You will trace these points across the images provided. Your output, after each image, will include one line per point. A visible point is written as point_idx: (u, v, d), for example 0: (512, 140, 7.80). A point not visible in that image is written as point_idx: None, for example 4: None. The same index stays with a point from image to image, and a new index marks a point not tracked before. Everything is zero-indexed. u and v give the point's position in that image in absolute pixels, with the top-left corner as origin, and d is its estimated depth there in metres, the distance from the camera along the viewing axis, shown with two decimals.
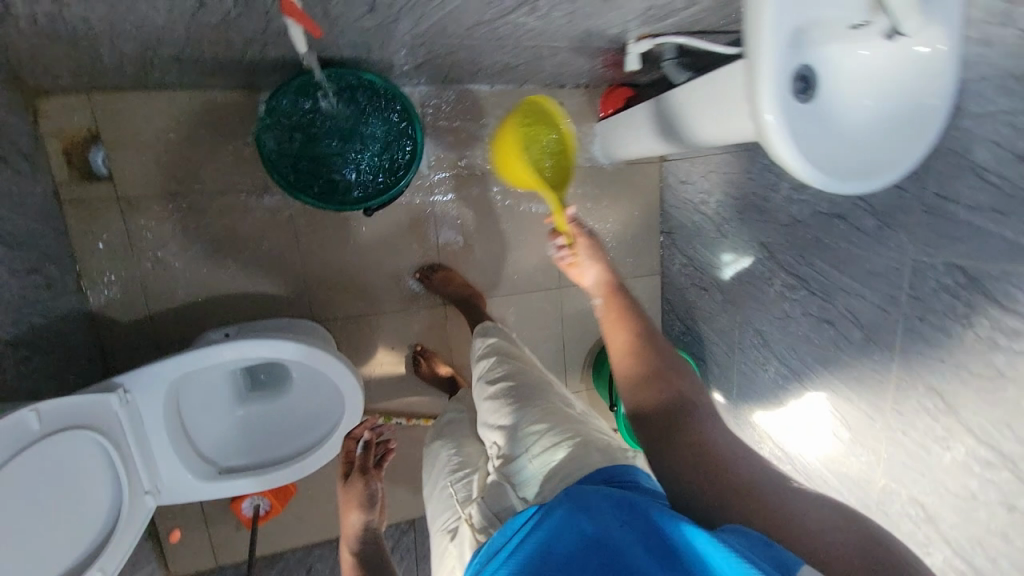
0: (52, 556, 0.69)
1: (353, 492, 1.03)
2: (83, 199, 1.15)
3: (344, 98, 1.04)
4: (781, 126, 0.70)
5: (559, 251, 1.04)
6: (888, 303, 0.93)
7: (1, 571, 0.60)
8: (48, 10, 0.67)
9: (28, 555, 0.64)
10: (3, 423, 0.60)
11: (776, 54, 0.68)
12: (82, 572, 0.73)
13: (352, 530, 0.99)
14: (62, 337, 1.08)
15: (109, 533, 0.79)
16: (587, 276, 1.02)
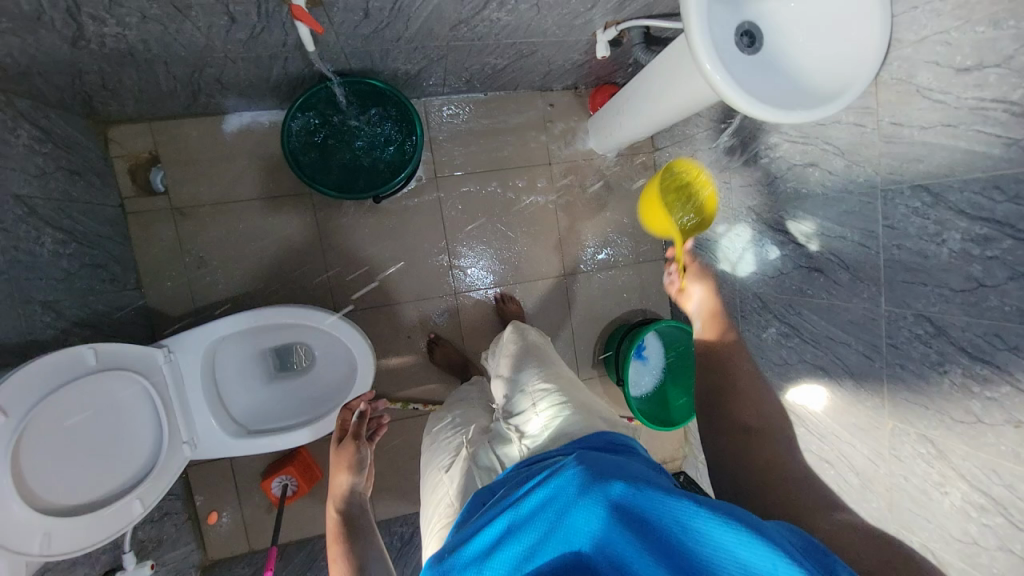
0: (89, 477, 0.83)
1: (345, 452, 0.99)
2: (142, 210, 1.35)
3: (355, 103, 1.21)
4: (724, 74, 0.79)
5: (671, 276, 1.11)
6: (866, 238, 0.95)
7: (39, 477, 0.74)
8: (117, 34, 0.86)
9: (66, 468, 0.79)
10: (52, 355, 0.77)
11: (703, 14, 0.77)
12: (113, 498, 0.86)
13: (340, 490, 0.96)
14: (120, 324, 1.25)
15: (146, 473, 0.93)
16: (693, 302, 1.06)
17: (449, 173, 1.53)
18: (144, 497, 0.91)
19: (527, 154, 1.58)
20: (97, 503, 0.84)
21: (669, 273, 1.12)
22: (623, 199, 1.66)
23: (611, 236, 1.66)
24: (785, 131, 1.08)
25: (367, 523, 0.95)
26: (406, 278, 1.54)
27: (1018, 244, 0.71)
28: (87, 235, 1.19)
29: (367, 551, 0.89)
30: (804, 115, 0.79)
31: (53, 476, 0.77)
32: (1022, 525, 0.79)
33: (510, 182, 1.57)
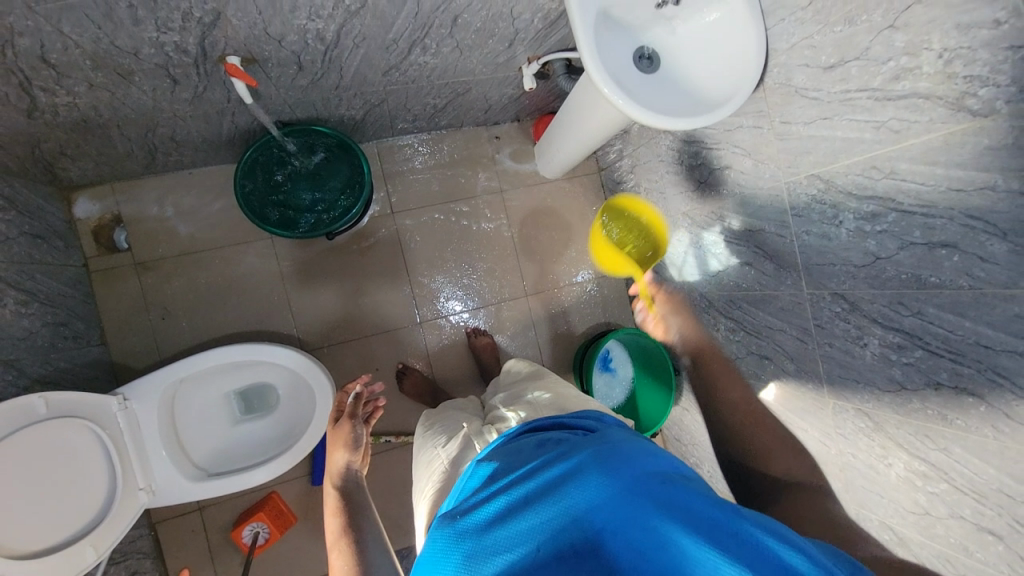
0: (41, 527, 0.82)
1: (341, 431, 0.99)
2: (106, 268, 1.40)
3: (303, 148, 1.29)
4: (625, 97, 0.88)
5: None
6: (781, 228, 1.01)
7: None
8: (68, 102, 0.94)
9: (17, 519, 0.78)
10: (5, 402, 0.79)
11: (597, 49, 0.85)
12: (63, 548, 0.85)
13: (335, 467, 0.96)
14: (83, 380, 1.27)
15: (100, 522, 0.92)
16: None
17: (405, 207, 1.60)
18: (98, 544, 0.90)
19: (479, 184, 1.66)
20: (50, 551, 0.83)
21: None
22: (576, 217, 1.74)
23: (568, 254, 1.73)
24: (700, 139, 1.17)
25: (364, 499, 0.94)
26: (371, 312, 1.58)
27: (900, 215, 0.77)
28: (51, 294, 1.22)
29: (364, 524, 0.89)
30: (700, 120, 0.89)
31: (9, 523, 0.77)
32: (963, 486, 0.81)
33: (465, 211, 1.65)
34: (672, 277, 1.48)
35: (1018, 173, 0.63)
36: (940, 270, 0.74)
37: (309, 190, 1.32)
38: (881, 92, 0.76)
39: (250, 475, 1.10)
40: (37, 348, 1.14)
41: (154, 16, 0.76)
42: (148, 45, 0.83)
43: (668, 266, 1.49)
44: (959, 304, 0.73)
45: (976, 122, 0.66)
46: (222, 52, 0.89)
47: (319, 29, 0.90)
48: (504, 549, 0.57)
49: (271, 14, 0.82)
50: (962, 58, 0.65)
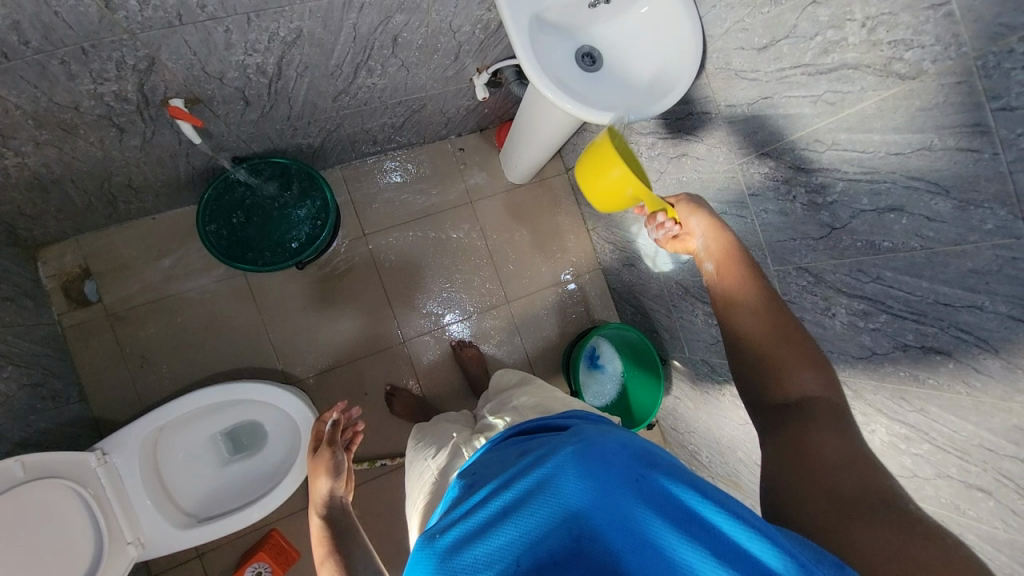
0: None
1: (322, 458, 1.00)
2: (80, 322, 1.39)
3: (264, 181, 1.29)
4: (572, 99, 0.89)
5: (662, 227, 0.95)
6: (741, 209, 1.02)
7: None
8: (15, 162, 0.93)
9: None
10: None
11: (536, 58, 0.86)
12: None
13: (319, 496, 0.97)
14: (65, 438, 1.25)
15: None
16: (697, 236, 0.92)
17: (376, 227, 1.60)
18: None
19: (449, 196, 1.67)
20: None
21: (657, 226, 0.96)
22: (549, 219, 1.75)
23: (544, 256, 1.73)
24: (655, 130, 1.18)
25: (351, 524, 0.94)
26: (353, 337, 1.57)
27: (848, 184, 0.78)
28: (24, 355, 1.21)
29: (350, 549, 0.88)
30: (647, 111, 0.90)
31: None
32: (945, 445, 0.81)
33: (437, 225, 1.65)
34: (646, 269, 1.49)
35: (952, 130, 0.63)
36: (891, 234, 0.75)
37: (274, 222, 1.32)
38: (813, 66, 0.77)
39: (239, 516, 1.08)
40: (14, 412, 1.12)
41: (87, 68, 0.76)
42: (88, 97, 0.82)
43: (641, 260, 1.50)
44: (915, 265, 0.74)
45: (905, 85, 0.67)
46: (164, 95, 0.89)
47: (259, 63, 0.90)
48: (482, 565, 0.56)
49: (207, 53, 0.82)
50: (885, 24, 0.67)
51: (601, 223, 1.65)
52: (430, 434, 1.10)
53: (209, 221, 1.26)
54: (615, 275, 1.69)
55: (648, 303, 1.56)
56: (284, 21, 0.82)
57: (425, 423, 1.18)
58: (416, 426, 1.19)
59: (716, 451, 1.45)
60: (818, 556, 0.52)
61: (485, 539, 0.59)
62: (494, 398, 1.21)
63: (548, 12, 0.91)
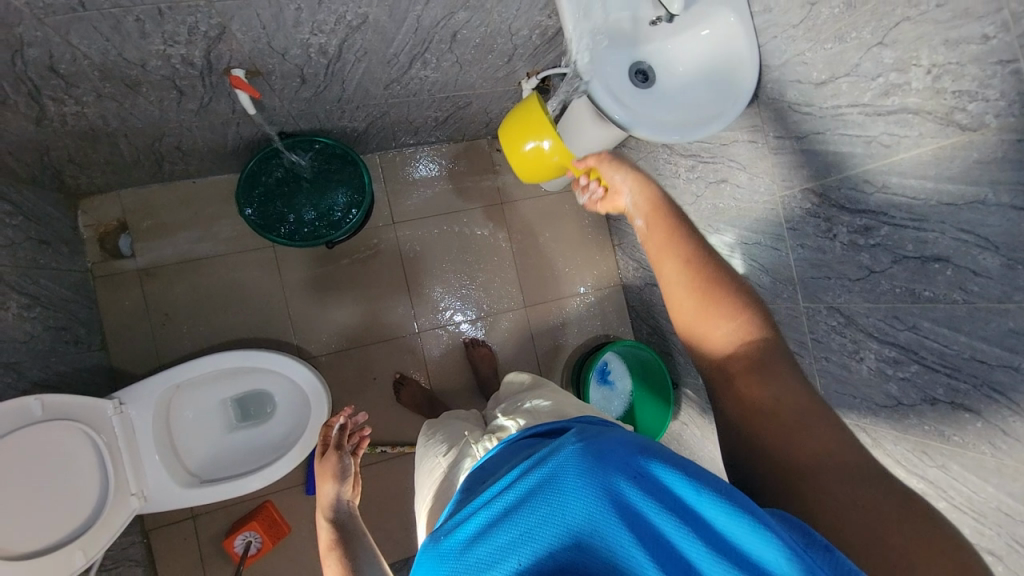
0: (37, 531, 0.82)
1: (330, 463, 1.02)
2: (110, 274, 1.42)
3: (307, 159, 1.32)
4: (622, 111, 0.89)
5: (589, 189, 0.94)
6: (777, 241, 1.01)
7: None
8: (76, 111, 0.97)
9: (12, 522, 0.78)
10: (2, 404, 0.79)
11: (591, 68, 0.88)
12: (59, 551, 0.84)
13: (326, 498, 0.99)
14: (82, 385, 1.28)
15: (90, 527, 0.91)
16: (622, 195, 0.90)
17: (406, 217, 1.62)
18: (88, 548, 0.89)
19: (481, 195, 1.68)
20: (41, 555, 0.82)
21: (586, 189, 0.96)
22: (576, 229, 1.75)
23: (567, 266, 1.73)
24: (698, 153, 1.17)
25: (356, 528, 0.95)
26: (369, 322, 1.58)
27: (893, 229, 0.77)
28: (54, 298, 1.25)
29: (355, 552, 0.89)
30: (696, 131, 0.91)
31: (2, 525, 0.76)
32: (961, 505, 0.79)
33: (465, 222, 1.66)
34: None
35: (1008, 186, 0.63)
36: (933, 284, 0.74)
37: (313, 201, 1.35)
38: (872, 107, 0.77)
39: (243, 482, 1.10)
40: (37, 351, 1.15)
41: (161, 30, 0.79)
42: (156, 57, 0.85)
43: None
44: (954, 318, 0.72)
45: (965, 136, 0.66)
46: (227, 64, 0.92)
47: (322, 44, 0.92)
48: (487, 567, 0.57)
49: (275, 28, 0.85)
50: (951, 73, 0.66)
51: (628, 241, 1.66)
52: (441, 429, 1.10)
53: (250, 192, 1.29)
54: (636, 292, 1.68)
55: (666, 325, 1.55)
56: (352, 6, 0.84)
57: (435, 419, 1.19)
58: (428, 420, 1.19)
59: None
60: (816, 545, 0.52)
61: (490, 538, 0.59)
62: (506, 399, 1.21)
63: (608, 26, 0.92)
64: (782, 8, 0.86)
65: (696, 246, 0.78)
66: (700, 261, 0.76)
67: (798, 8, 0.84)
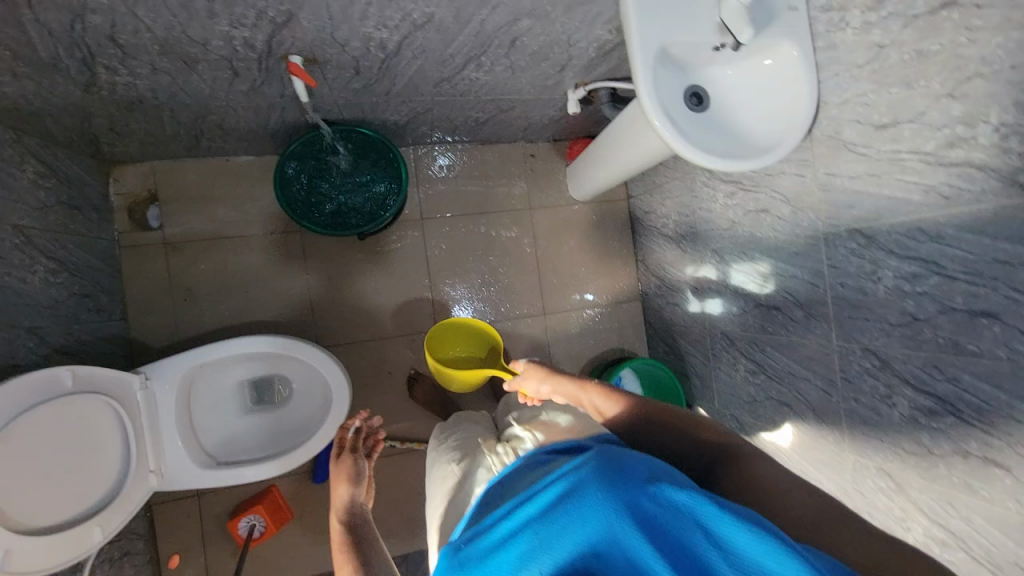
0: (57, 504, 0.81)
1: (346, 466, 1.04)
2: (136, 244, 1.42)
3: (347, 148, 1.31)
4: (677, 133, 0.89)
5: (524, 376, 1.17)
6: (816, 277, 1.01)
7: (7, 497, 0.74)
8: (127, 82, 0.96)
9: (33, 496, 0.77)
10: (32, 373, 0.78)
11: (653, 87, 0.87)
12: (78, 526, 0.84)
13: (340, 501, 0.98)
14: (102, 354, 1.28)
15: (108, 502, 0.90)
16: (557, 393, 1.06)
17: (434, 214, 1.62)
18: (106, 524, 0.88)
19: (509, 199, 1.68)
20: (58, 529, 0.81)
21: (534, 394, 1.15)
22: (601, 241, 1.75)
23: (588, 277, 1.73)
24: (739, 180, 1.17)
25: (369, 531, 0.91)
26: (388, 316, 1.58)
27: (943, 280, 0.77)
28: (80, 265, 1.24)
29: (368, 557, 0.84)
30: (756, 159, 0.90)
31: (21, 495, 0.75)
32: (982, 559, 0.80)
33: (492, 224, 1.66)
34: (689, 311, 1.49)
35: None
36: (979, 339, 0.74)
37: (348, 191, 1.35)
38: (934, 156, 0.77)
39: (258, 466, 1.09)
40: (62, 317, 1.15)
41: (230, 11, 0.78)
42: (218, 38, 0.85)
43: (688, 303, 1.49)
44: (997, 375, 0.73)
45: None
46: (286, 51, 0.91)
47: (383, 39, 0.92)
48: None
49: (340, 20, 0.84)
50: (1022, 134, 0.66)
51: (652, 258, 1.66)
52: (455, 435, 1.09)
53: (287, 178, 1.29)
54: (655, 310, 1.68)
55: (684, 345, 1.55)
56: (420, 5, 0.83)
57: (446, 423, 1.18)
58: (439, 424, 1.19)
59: None
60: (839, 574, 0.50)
61: (507, 549, 0.61)
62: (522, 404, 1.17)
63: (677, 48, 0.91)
64: (847, 47, 0.86)
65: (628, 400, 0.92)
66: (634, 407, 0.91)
67: (865, 49, 0.84)
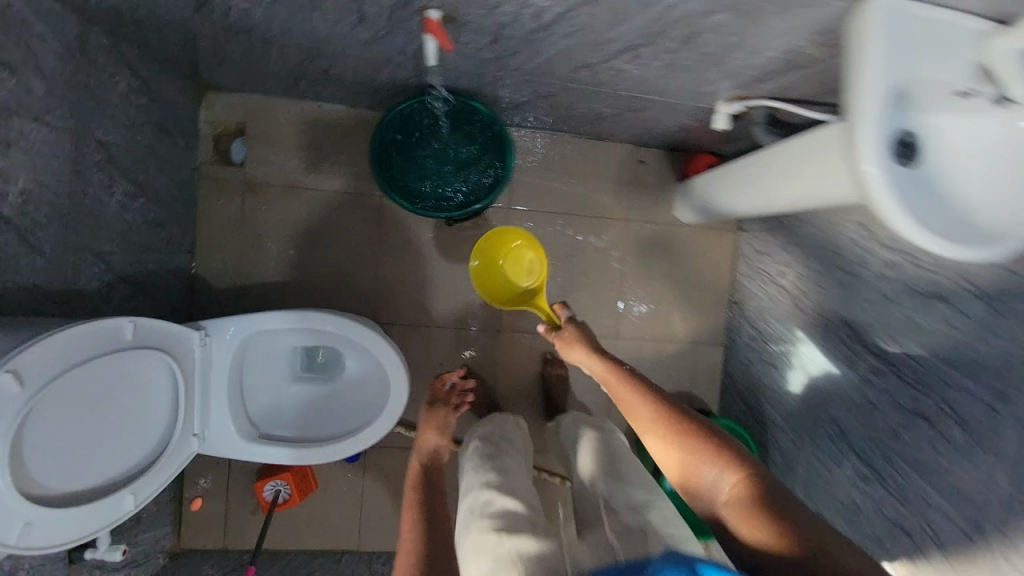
0: (87, 467, 0.76)
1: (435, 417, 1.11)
2: (215, 177, 1.35)
3: (452, 122, 1.19)
4: (886, 185, 0.68)
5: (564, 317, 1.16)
6: (999, 400, 0.80)
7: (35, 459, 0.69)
8: (242, 8, 0.85)
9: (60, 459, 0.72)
10: (78, 328, 0.71)
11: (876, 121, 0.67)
12: (111, 491, 0.78)
13: (426, 445, 1.05)
14: (165, 287, 1.24)
15: (145, 467, 0.85)
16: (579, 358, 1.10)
17: (523, 206, 1.47)
18: (137, 494, 0.82)
19: (607, 206, 1.50)
20: (89, 495, 0.77)
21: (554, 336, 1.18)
22: (696, 271, 1.56)
23: (672, 309, 1.55)
24: (912, 253, 0.95)
25: (440, 483, 0.97)
26: (452, 305, 1.46)
27: None
28: (159, 192, 1.18)
29: (432, 513, 0.88)
30: (989, 251, 0.67)
31: (49, 463, 0.71)
32: None
33: (582, 229, 1.50)
34: (791, 390, 1.29)
35: None
36: None
37: (441, 169, 1.22)
38: None
39: (303, 447, 1.02)
40: (132, 245, 1.09)
41: None
42: None
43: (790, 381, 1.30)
44: None
45: None
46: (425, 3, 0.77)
47: (540, 8, 0.76)
48: None
49: None
50: None
51: (753, 305, 1.46)
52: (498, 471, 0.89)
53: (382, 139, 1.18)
54: (741, 362, 1.50)
55: (769, 412, 1.37)
56: None
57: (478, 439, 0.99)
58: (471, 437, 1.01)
59: None
60: None
61: None
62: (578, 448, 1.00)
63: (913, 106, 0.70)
64: None
65: (674, 417, 0.90)
66: (676, 426, 0.89)
67: None
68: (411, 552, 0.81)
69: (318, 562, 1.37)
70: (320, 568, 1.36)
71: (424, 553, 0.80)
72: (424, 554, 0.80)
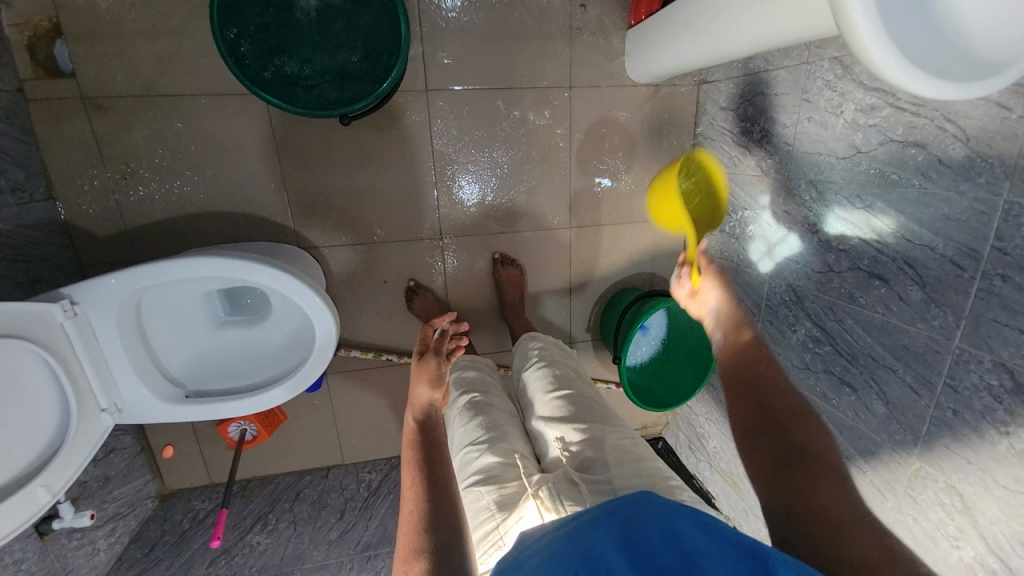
0: None
1: (426, 366, 0.97)
2: (48, 96, 1.07)
3: (337, 11, 1.05)
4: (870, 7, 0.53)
5: (679, 278, 0.97)
6: (963, 256, 0.73)
7: None
8: None
9: None
10: None
11: None
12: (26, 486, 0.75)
13: (420, 401, 0.93)
14: (33, 245, 1.07)
15: (51, 459, 0.80)
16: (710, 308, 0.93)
17: (445, 86, 1.23)
18: (53, 485, 0.78)
19: (547, 72, 1.26)
20: None
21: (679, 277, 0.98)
22: (655, 139, 1.38)
23: (630, 187, 1.41)
24: (894, 91, 0.80)
25: (440, 438, 0.87)
26: (381, 216, 1.29)
27: None
28: None
29: (434, 475, 0.78)
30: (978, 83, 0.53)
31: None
32: None
33: (520, 105, 1.27)
34: (763, 269, 1.20)
35: None
36: None
37: (327, 66, 1.08)
38: None
39: (235, 396, 0.96)
40: None
41: None
42: None
43: (759, 211, 1.18)
44: None
45: None
46: None
47: None
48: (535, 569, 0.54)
49: None
50: None
51: None
52: (486, 428, 0.95)
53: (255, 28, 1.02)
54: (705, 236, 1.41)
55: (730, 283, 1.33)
56: None
57: (474, 394, 1.04)
58: (455, 393, 1.06)
59: (732, 452, 1.36)
60: None
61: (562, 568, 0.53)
62: (544, 400, 1.00)
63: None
64: None
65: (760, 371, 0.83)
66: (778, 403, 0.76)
67: None
68: (416, 510, 0.73)
69: (303, 483, 1.42)
70: (307, 488, 1.41)
71: (428, 512, 0.72)
72: (428, 513, 0.72)
